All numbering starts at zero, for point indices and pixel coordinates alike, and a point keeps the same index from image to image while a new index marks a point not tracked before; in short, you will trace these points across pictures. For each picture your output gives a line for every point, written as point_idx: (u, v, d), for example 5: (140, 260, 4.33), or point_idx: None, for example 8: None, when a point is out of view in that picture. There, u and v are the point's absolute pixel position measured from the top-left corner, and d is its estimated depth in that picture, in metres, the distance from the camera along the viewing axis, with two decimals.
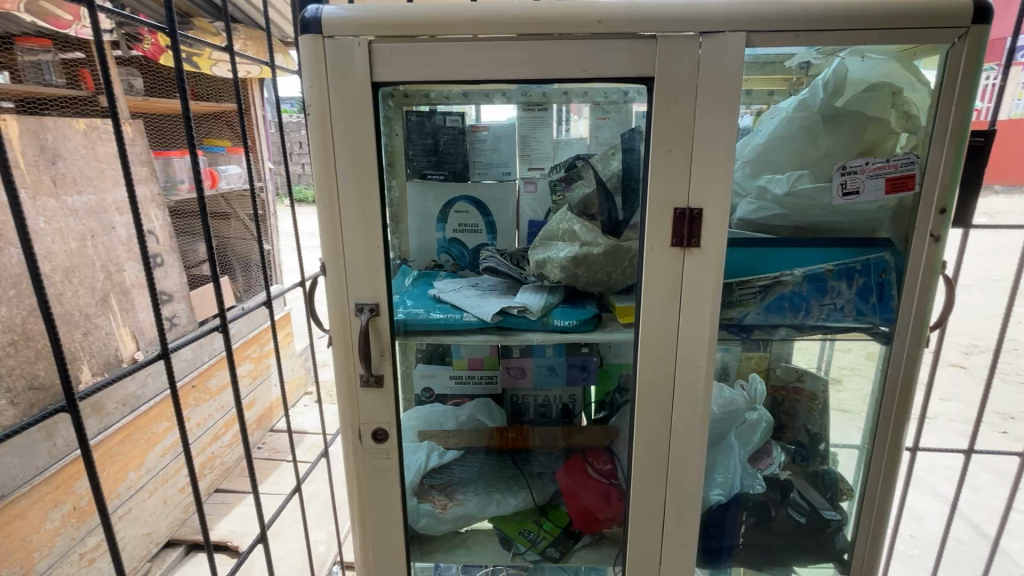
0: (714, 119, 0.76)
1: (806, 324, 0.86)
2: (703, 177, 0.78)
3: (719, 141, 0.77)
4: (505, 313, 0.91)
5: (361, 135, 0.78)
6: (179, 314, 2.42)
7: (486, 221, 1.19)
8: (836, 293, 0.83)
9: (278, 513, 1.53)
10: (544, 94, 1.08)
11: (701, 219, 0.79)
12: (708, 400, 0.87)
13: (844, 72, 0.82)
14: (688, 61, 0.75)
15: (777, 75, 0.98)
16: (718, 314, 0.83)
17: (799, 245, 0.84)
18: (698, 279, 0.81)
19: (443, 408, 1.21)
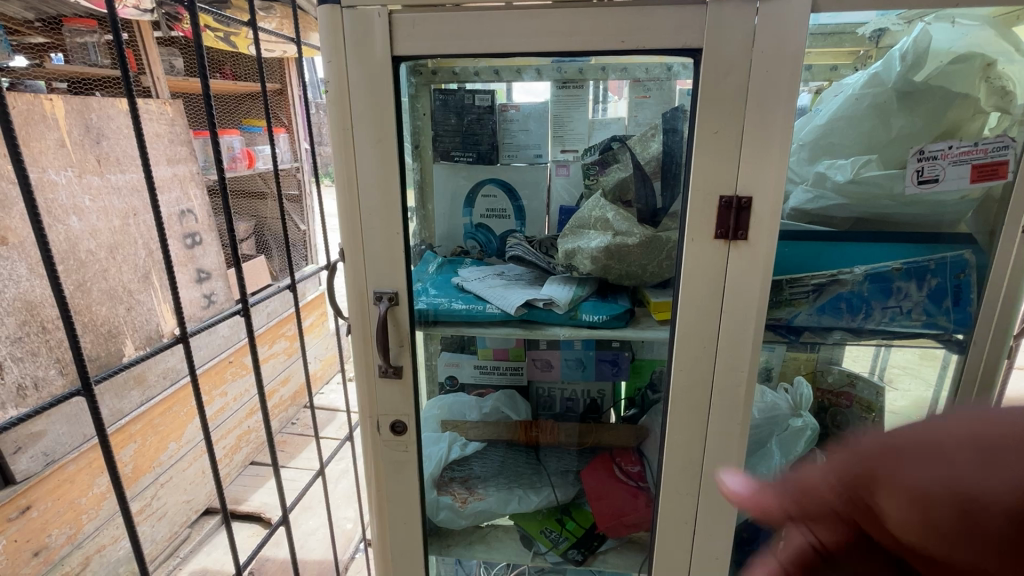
0: (771, 95, 0.67)
1: (864, 328, 0.77)
2: (754, 161, 0.69)
3: (775, 120, 0.68)
4: (530, 306, 0.86)
5: (382, 114, 0.74)
6: (217, 291, 2.48)
7: (516, 206, 1.14)
8: (902, 296, 0.74)
9: (305, 491, 1.56)
10: (580, 70, 1.01)
11: (750, 209, 0.71)
12: (749, 407, 0.80)
13: (927, 41, 0.71)
14: (743, 28, 0.66)
15: (844, 46, 0.87)
16: (765, 314, 0.76)
17: (862, 240, 0.75)
18: (745, 276, 0.74)
19: (467, 399, 1.17)
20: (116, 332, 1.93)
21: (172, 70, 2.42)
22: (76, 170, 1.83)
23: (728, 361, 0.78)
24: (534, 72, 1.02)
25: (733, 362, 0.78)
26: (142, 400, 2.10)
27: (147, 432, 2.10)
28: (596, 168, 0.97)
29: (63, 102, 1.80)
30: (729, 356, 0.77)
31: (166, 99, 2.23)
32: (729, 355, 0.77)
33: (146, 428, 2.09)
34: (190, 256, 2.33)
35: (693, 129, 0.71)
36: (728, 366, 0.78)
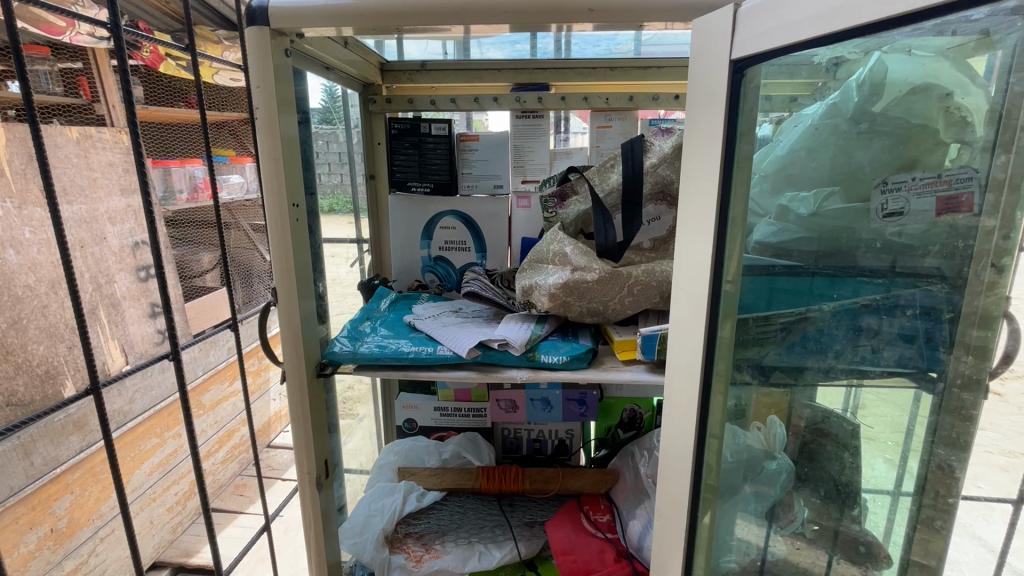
0: (724, 176, 0.58)
1: (837, 368, 0.72)
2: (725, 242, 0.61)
3: (735, 204, 0.60)
4: (485, 347, 0.79)
5: None
6: (173, 326, 2.38)
7: (475, 238, 1.11)
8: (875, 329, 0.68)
9: (241, 558, 1.36)
10: (539, 99, 1.07)
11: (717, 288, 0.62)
12: (715, 479, 0.74)
13: (882, 73, 0.63)
14: (714, 77, 0.57)
15: (808, 77, 0.63)
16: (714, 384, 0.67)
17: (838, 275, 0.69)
18: (968, 386, 0.59)
19: (426, 443, 1.14)
20: (54, 373, 1.79)
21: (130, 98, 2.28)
22: (16, 200, 1.72)
23: (681, 428, 0.71)
24: (494, 100, 1.09)
25: (678, 426, 0.71)
26: (82, 446, 1.93)
27: (86, 481, 1.92)
28: (552, 201, 0.90)
29: (4, 129, 1.69)
30: (698, 425, 0.68)
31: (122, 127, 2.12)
32: (682, 434, 0.71)
33: (85, 478, 1.92)
34: (143, 290, 2.22)
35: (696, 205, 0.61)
36: (674, 437, 0.73)
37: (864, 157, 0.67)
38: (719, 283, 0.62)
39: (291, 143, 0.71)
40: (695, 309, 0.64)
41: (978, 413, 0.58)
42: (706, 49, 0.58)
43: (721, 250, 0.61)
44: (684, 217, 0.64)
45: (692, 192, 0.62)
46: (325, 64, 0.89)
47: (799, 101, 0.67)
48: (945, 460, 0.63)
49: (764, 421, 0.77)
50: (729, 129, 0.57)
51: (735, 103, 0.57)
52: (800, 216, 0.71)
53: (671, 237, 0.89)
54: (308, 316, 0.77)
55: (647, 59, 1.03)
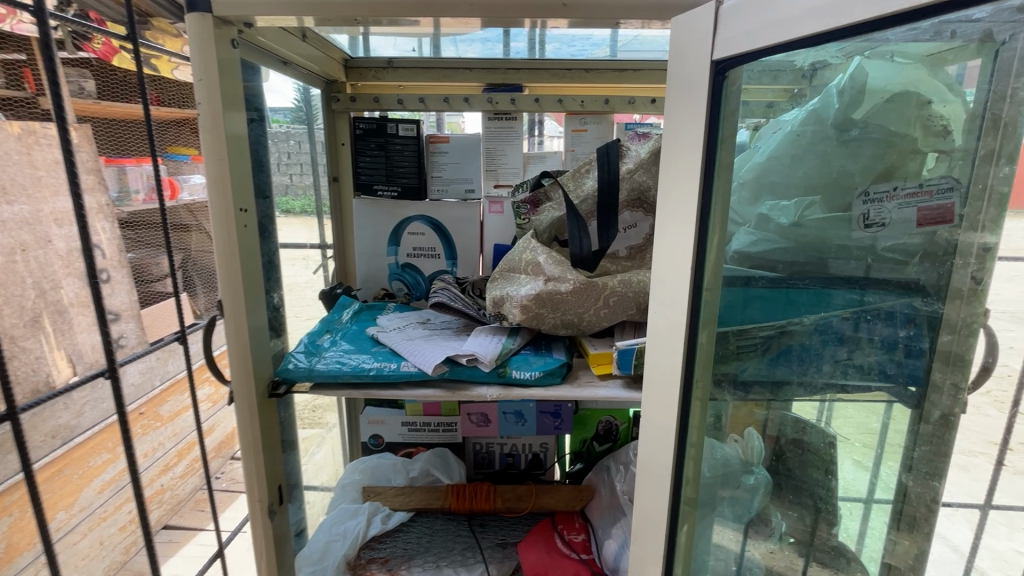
0: (705, 184, 0.55)
1: (818, 384, 0.68)
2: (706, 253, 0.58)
3: (715, 213, 0.57)
4: (452, 362, 0.74)
5: None
6: (127, 334, 2.25)
7: (445, 244, 1.06)
8: (855, 340, 0.66)
9: None
10: (512, 100, 1.03)
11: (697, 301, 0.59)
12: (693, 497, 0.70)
13: (862, 78, 0.61)
14: (693, 80, 0.54)
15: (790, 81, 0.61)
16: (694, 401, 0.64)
17: (818, 285, 0.66)
18: (947, 394, 0.60)
19: (393, 461, 1.08)
20: None
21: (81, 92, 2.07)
22: None
23: (659, 446, 0.67)
24: (465, 100, 1.03)
25: (655, 444, 0.67)
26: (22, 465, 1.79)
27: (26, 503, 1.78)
28: (525, 207, 0.86)
29: None
30: (675, 447, 0.65)
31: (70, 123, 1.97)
32: (658, 457, 0.67)
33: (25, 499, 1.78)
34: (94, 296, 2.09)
35: (674, 213, 0.57)
36: (651, 455, 0.69)
37: (846, 164, 0.65)
38: (699, 295, 0.59)
39: (239, 142, 0.65)
40: (673, 323, 0.61)
41: (952, 421, 0.60)
42: (685, 48, 0.55)
43: (700, 262, 0.57)
44: (660, 227, 0.60)
45: (670, 200, 0.58)
46: (283, 58, 0.84)
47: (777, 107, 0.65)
48: (926, 472, 0.62)
49: (741, 434, 0.73)
50: (709, 134, 0.54)
51: (715, 107, 0.54)
52: (781, 225, 0.68)
53: (647, 245, 0.86)
54: (258, 331, 0.71)
55: (623, 61, 1.00)
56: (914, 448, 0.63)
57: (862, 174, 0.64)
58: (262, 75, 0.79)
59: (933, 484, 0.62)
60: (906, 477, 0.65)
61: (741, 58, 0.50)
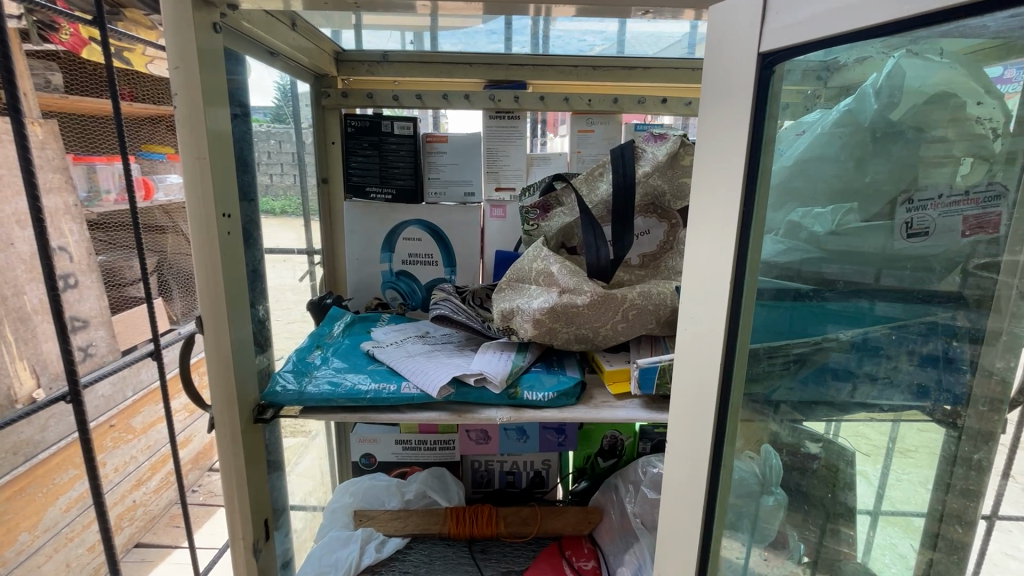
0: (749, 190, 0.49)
1: (846, 408, 0.62)
2: (747, 267, 0.51)
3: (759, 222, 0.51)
4: (458, 383, 0.67)
5: None
6: (97, 342, 2.13)
7: (444, 251, 0.99)
8: (893, 358, 0.59)
9: None
10: (516, 99, 0.97)
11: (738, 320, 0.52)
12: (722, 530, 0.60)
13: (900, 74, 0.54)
14: (738, 76, 0.48)
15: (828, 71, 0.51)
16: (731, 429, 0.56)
17: (857, 297, 0.59)
18: (996, 410, 0.53)
19: (387, 482, 1.01)
20: None
21: (47, 86, 1.93)
22: None
23: (686, 477, 0.59)
24: (465, 97, 0.97)
25: (683, 475, 0.59)
26: None
27: None
28: (534, 213, 0.80)
29: None
30: (707, 486, 0.57)
31: (35, 118, 1.85)
32: (684, 493, 0.59)
33: None
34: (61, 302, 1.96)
35: (714, 222, 0.51)
36: (676, 485, 0.61)
37: (888, 171, 0.57)
38: (739, 313, 0.52)
39: (222, 140, 0.58)
40: (708, 344, 0.54)
41: (1003, 437, 0.53)
42: (724, 43, 0.49)
43: (740, 278, 0.51)
44: (695, 240, 0.55)
45: (707, 211, 0.53)
46: (270, 49, 0.77)
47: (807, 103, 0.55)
48: (971, 492, 0.56)
49: (756, 450, 0.62)
50: (754, 134, 0.48)
51: (761, 105, 0.48)
52: (813, 235, 0.59)
53: (662, 253, 0.81)
54: (243, 352, 0.63)
55: (633, 59, 0.95)
56: (953, 466, 0.57)
57: (909, 173, 0.56)
58: (248, 67, 0.72)
59: (972, 502, 0.56)
60: (942, 495, 0.58)
61: (795, 49, 0.44)
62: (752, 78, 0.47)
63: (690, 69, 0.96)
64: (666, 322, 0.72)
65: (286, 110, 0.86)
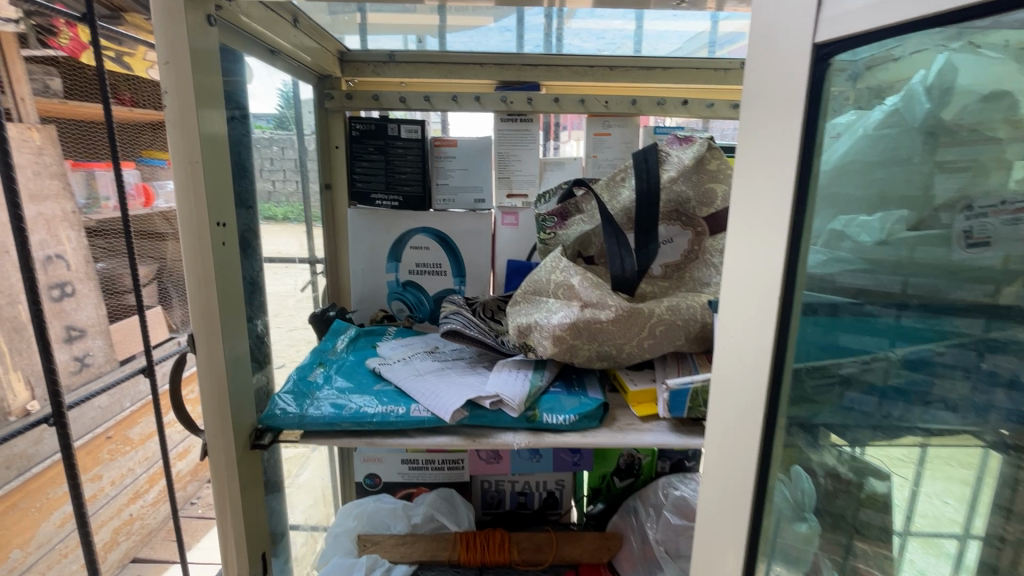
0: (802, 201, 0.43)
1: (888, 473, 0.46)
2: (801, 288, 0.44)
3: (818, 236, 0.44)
4: (473, 406, 0.62)
5: None
6: (94, 351, 2.08)
7: (453, 261, 0.94)
8: (961, 397, 0.41)
9: None
10: (529, 101, 0.92)
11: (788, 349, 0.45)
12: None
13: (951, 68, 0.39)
14: (790, 71, 0.42)
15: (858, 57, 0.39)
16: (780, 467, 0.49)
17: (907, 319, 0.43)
18: None
19: (393, 505, 0.95)
20: None
21: (46, 92, 1.90)
22: None
23: (725, 513, 0.52)
24: (476, 99, 0.93)
25: (722, 513, 0.53)
26: None
27: None
28: (551, 221, 0.75)
29: None
30: (750, 528, 0.50)
31: (32, 123, 1.80)
32: (723, 532, 0.52)
33: None
34: (58, 311, 1.93)
35: (760, 235, 0.46)
36: (714, 521, 0.54)
37: (953, 172, 0.41)
38: (788, 340, 0.45)
39: (215, 144, 0.53)
40: (754, 372, 0.47)
41: None
42: (771, 37, 0.44)
43: (790, 303, 0.44)
44: (737, 258, 0.49)
45: (751, 225, 0.47)
46: (272, 48, 0.72)
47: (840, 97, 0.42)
48: None
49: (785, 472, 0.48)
50: (808, 137, 0.41)
51: (817, 103, 0.41)
52: (859, 246, 0.44)
53: (688, 262, 0.75)
54: (240, 375, 0.58)
55: (651, 58, 0.92)
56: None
57: (987, 165, 0.39)
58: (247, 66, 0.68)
59: None
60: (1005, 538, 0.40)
61: (859, 37, 0.37)
62: (807, 72, 0.41)
63: (712, 69, 0.93)
64: (695, 338, 0.67)
65: (287, 115, 0.81)
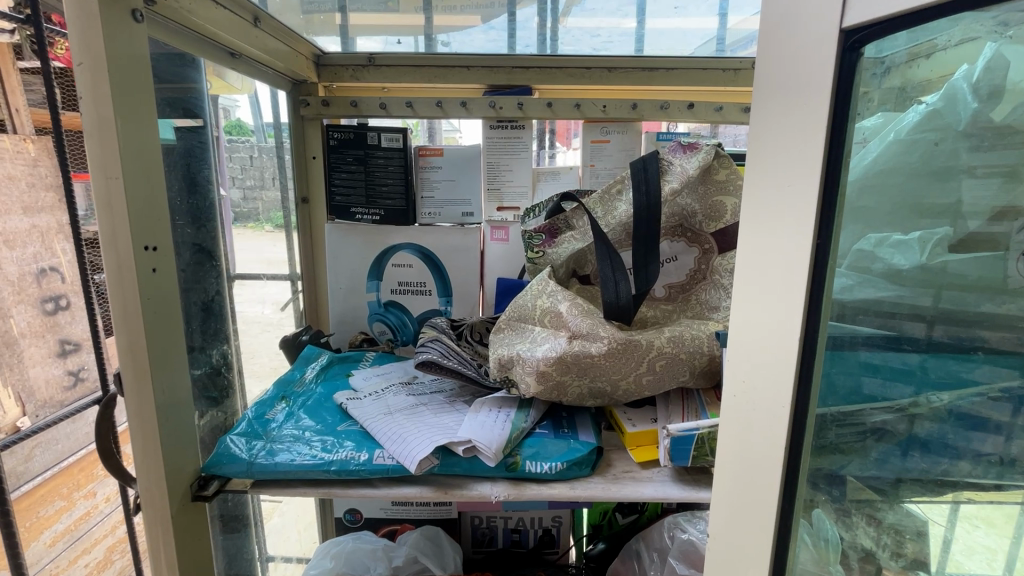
0: (825, 221, 0.35)
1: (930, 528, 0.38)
2: (822, 324, 0.37)
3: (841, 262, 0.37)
4: (446, 451, 0.54)
5: None
6: (89, 365, 2.06)
7: (438, 280, 0.87)
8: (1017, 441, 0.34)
9: None
10: (520, 105, 0.84)
11: (809, 396, 0.38)
12: None
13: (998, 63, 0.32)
14: (811, 65, 0.34)
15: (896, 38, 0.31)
16: (802, 525, 0.41)
17: (938, 355, 0.36)
18: None
19: (372, 546, 0.85)
20: None
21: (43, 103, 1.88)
22: None
23: None
24: (462, 105, 0.85)
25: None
26: None
27: None
28: (539, 238, 0.68)
29: None
30: None
31: (27, 134, 1.76)
32: None
33: None
34: (51, 324, 1.90)
35: (776, 262, 0.38)
36: None
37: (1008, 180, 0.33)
38: (809, 385, 0.38)
39: (146, 156, 0.47)
40: (769, 424, 0.40)
41: None
42: (787, 24, 0.36)
43: (812, 345, 0.37)
44: (747, 289, 0.41)
45: (764, 252, 0.39)
46: (233, 50, 0.66)
47: (873, 90, 0.34)
48: None
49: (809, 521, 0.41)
50: (834, 145, 0.34)
51: (843, 103, 0.33)
52: (893, 270, 0.37)
53: (694, 283, 0.68)
54: (178, 417, 0.51)
55: (653, 59, 0.85)
56: None
57: None
58: (199, 69, 0.62)
59: None
60: None
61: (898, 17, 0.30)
62: (832, 65, 0.33)
63: (719, 71, 0.85)
64: (702, 373, 0.59)
65: (246, 126, 0.76)
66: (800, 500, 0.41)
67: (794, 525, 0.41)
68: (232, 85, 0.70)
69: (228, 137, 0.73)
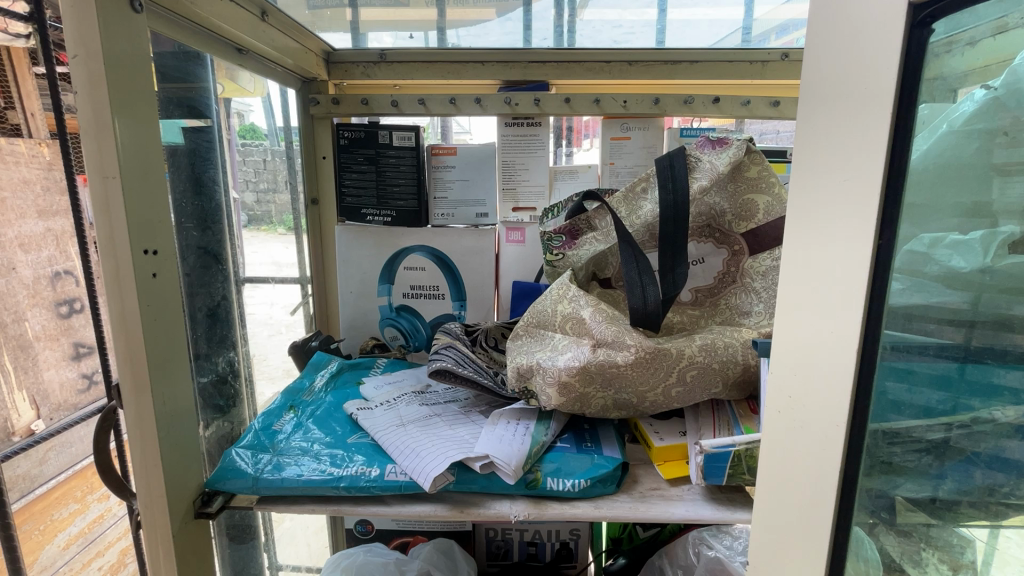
0: (889, 219, 0.31)
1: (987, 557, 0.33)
2: (882, 335, 0.33)
3: (904, 265, 0.32)
4: (461, 466, 0.51)
5: None
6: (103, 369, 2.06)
7: (452, 283, 0.84)
8: None
9: None
10: (536, 102, 0.81)
11: (866, 415, 0.34)
12: None
13: None
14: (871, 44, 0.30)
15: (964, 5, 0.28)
16: (856, 554, 0.37)
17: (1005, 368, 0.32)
18: None
19: (383, 559, 0.81)
20: None
21: None
22: None
23: None
24: (476, 101, 0.82)
25: None
26: None
27: None
28: (558, 240, 0.64)
29: None
30: None
31: (42, 139, 1.74)
32: None
33: None
34: (65, 328, 1.90)
35: (829, 267, 0.34)
36: None
37: None
38: (866, 403, 0.34)
39: (145, 154, 0.44)
40: (820, 445, 0.36)
41: None
42: (841, 3, 0.32)
43: (870, 358, 0.33)
44: (794, 296, 0.37)
45: (815, 255, 0.35)
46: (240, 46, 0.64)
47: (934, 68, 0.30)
48: None
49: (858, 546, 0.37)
50: (900, 136, 0.30)
51: (911, 87, 0.29)
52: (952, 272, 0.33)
53: (722, 287, 0.64)
54: (180, 429, 0.49)
55: (676, 51, 0.81)
56: None
57: None
58: (205, 65, 0.60)
59: None
60: None
61: None
62: (900, 43, 0.29)
63: (746, 62, 0.81)
64: (735, 384, 0.55)
65: (254, 127, 0.73)
66: (851, 526, 0.36)
67: (845, 552, 0.37)
68: (242, 85, 0.68)
69: (242, 140, 0.71)
